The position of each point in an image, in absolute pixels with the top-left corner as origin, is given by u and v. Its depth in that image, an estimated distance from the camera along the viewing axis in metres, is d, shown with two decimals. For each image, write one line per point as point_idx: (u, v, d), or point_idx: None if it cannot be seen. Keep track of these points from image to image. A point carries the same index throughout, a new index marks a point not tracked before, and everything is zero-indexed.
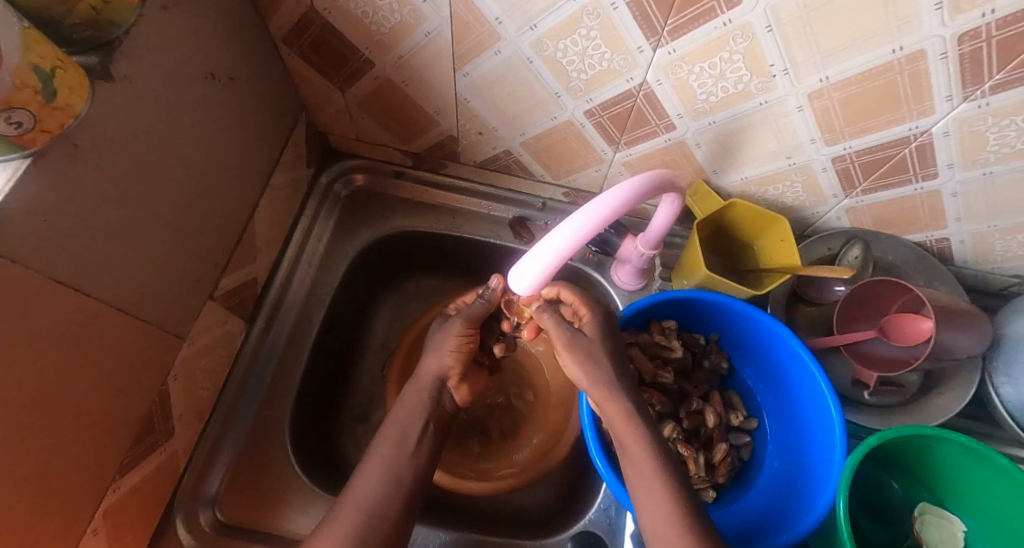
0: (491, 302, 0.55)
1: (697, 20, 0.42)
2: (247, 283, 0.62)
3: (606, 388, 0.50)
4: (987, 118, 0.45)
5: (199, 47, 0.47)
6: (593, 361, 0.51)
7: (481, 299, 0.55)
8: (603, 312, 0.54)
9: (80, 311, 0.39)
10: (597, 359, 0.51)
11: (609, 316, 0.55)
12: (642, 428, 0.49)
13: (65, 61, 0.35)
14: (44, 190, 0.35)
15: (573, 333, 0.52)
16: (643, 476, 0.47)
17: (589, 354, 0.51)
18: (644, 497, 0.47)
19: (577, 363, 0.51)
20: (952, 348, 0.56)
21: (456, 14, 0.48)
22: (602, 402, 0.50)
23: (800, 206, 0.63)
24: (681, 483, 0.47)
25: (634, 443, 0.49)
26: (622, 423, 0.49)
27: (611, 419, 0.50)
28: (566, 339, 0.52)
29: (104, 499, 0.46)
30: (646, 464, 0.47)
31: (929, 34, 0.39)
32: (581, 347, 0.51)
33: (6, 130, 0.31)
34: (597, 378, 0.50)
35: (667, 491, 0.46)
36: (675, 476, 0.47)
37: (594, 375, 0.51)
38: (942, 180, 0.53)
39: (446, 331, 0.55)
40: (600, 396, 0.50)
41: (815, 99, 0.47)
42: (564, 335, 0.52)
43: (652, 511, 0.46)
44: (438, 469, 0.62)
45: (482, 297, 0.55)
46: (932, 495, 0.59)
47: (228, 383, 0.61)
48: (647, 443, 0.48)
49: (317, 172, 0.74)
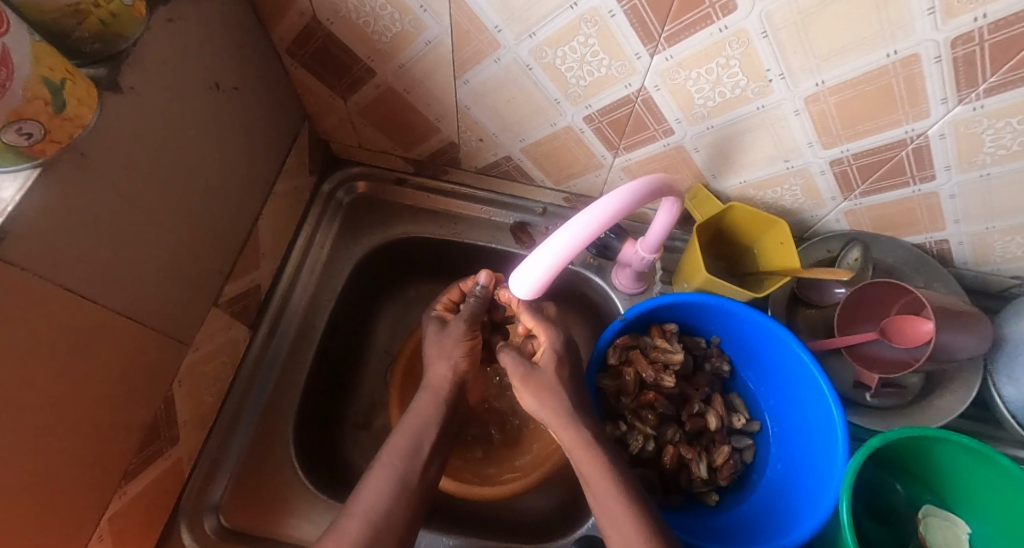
0: (484, 298, 0.57)
1: (693, 27, 0.43)
2: (250, 290, 0.62)
3: (563, 420, 0.51)
4: (982, 120, 0.45)
5: (203, 57, 0.48)
6: (550, 393, 0.52)
7: (475, 297, 0.57)
8: (560, 339, 0.56)
9: (88, 318, 0.40)
10: (553, 391, 0.53)
11: (568, 344, 0.56)
12: (601, 455, 0.49)
13: (75, 73, 0.35)
14: (53, 198, 0.36)
15: (530, 368, 0.54)
16: (603, 502, 0.47)
17: (545, 389, 0.53)
18: (608, 520, 0.46)
19: (534, 396, 0.53)
20: (954, 349, 0.56)
21: (456, 22, 0.49)
22: (560, 433, 0.51)
23: (799, 209, 0.63)
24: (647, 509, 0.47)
25: (595, 471, 0.48)
26: (583, 454, 0.49)
27: (570, 449, 0.50)
28: (521, 374, 0.54)
29: (110, 505, 0.46)
30: (608, 492, 0.47)
31: (922, 38, 0.39)
32: (536, 380, 0.53)
33: (17, 140, 0.32)
34: (552, 408, 0.52)
35: (629, 507, 0.46)
36: (643, 503, 0.47)
37: (549, 408, 0.52)
38: (940, 182, 0.53)
39: None
40: (557, 427, 0.51)
41: (812, 103, 0.48)
42: (517, 367, 0.54)
43: (621, 534, 0.45)
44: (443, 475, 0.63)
45: (473, 296, 0.57)
46: (935, 497, 0.59)
47: (233, 389, 0.62)
48: (608, 469, 0.49)
49: (320, 179, 0.75)
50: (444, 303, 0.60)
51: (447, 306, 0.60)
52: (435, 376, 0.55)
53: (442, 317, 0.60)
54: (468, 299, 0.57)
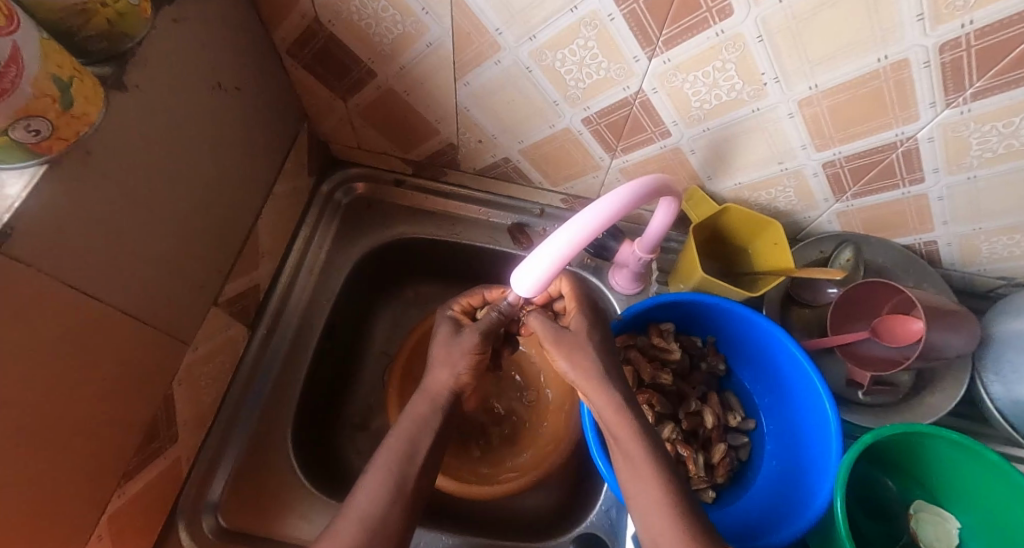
0: (508, 314, 0.54)
1: (690, 31, 0.44)
2: (249, 291, 0.62)
3: (595, 379, 0.50)
4: (969, 124, 0.47)
5: (206, 58, 0.48)
6: (581, 352, 0.51)
7: (498, 311, 0.54)
8: (590, 308, 0.55)
9: (90, 317, 0.40)
10: (582, 350, 0.51)
11: (598, 312, 0.55)
12: (630, 417, 0.48)
13: (82, 72, 0.36)
14: (57, 195, 0.36)
15: (559, 329, 0.52)
16: (635, 469, 0.47)
17: (577, 348, 0.51)
18: (635, 489, 0.46)
19: (564, 356, 0.51)
20: (943, 347, 0.58)
21: (457, 25, 0.49)
22: (590, 394, 0.50)
23: (792, 211, 0.64)
24: (675, 474, 0.47)
25: (626, 436, 0.48)
26: (612, 414, 0.49)
27: (600, 410, 0.49)
28: (553, 336, 0.52)
29: (109, 505, 0.46)
30: (637, 456, 0.47)
31: (912, 43, 0.41)
32: (566, 340, 0.52)
33: (24, 137, 0.32)
34: (582, 367, 0.50)
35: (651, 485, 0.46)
36: (671, 467, 0.47)
37: (581, 368, 0.50)
38: (929, 184, 0.55)
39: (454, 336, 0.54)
40: (588, 388, 0.50)
41: (805, 106, 0.49)
42: (549, 329, 0.52)
43: (644, 502, 0.45)
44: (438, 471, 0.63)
45: (498, 310, 0.54)
46: (926, 492, 0.60)
47: (231, 389, 0.62)
48: (637, 433, 0.48)
49: (319, 180, 0.75)
50: (463, 307, 0.59)
51: (466, 308, 0.60)
52: (439, 377, 0.55)
53: (458, 320, 0.58)
54: (490, 313, 0.54)
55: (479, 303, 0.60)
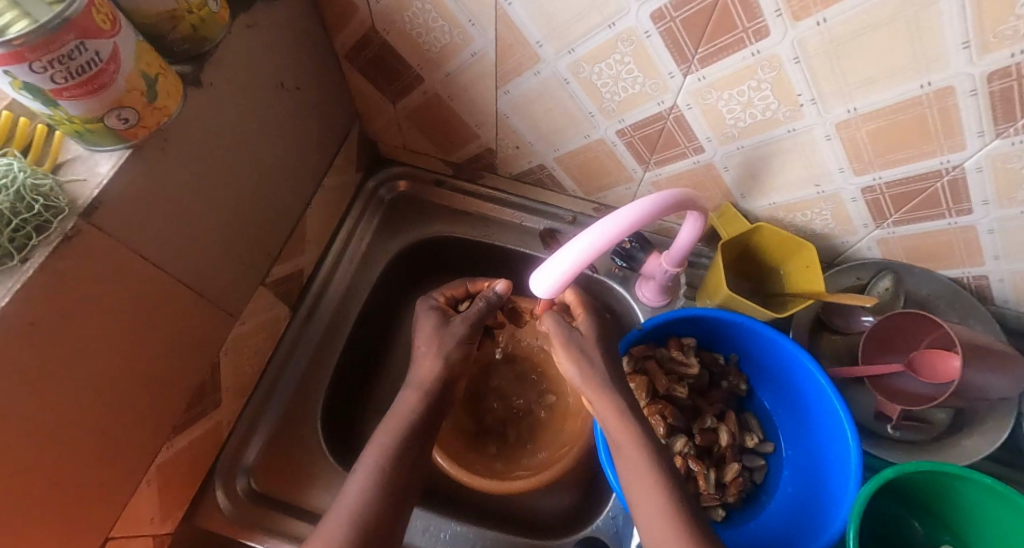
0: (495, 301, 0.59)
1: (725, 50, 0.45)
2: (294, 274, 0.67)
3: (600, 386, 0.52)
4: (1021, 156, 0.45)
5: (273, 61, 0.53)
6: (587, 358, 0.53)
7: (487, 299, 0.59)
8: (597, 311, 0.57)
9: (156, 285, 0.45)
10: (589, 355, 0.53)
11: (602, 318, 0.57)
12: (634, 428, 0.50)
13: (166, 69, 0.41)
14: (137, 177, 0.41)
15: (568, 331, 0.55)
16: (640, 478, 0.48)
17: (584, 353, 0.53)
18: (640, 503, 0.47)
19: (572, 361, 0.53)
20: (981, 389, 0.55)
21: (501, 37, 0.52)
22: (595, 401, 0.52)
23: (829, 234, 0.63)
24: (678, 488, 0.48)
25: (628, 445, 0.49)
26: (616, 422, 0.50)
27: (604, 418, 0.51)
28: (563, 338, 0.54)
29: (158, 455, 0.52)
30: (641, 466, 0.48)
31: (956, 71, 0.40)
32: (574, 344, 0.54)
33: (116, 125, 0.38)
34: (589, 376, 0.52)
35: (657, 492, 0.47)
36: (674, 480, 0.48)
37: (586, 373, 0.53)
38: (978, 216, 0.53)
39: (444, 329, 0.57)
40: (595, 396, 0.52)
41: (843, 129, 0.49)
42: (561, 331, 0.54)
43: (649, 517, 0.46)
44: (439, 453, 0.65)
45: (486, 298, 0.59)
46: (955, 539, 0.57)
47: (271, 364, 0.67)
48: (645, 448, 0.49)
49: (365, 176, 0.80)
50: (446, 297, 0.62)
51: (447, 298, 0.63)
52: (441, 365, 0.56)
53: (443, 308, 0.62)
54: (478, 301, 0.59)
55: (462, 294, 0.64)
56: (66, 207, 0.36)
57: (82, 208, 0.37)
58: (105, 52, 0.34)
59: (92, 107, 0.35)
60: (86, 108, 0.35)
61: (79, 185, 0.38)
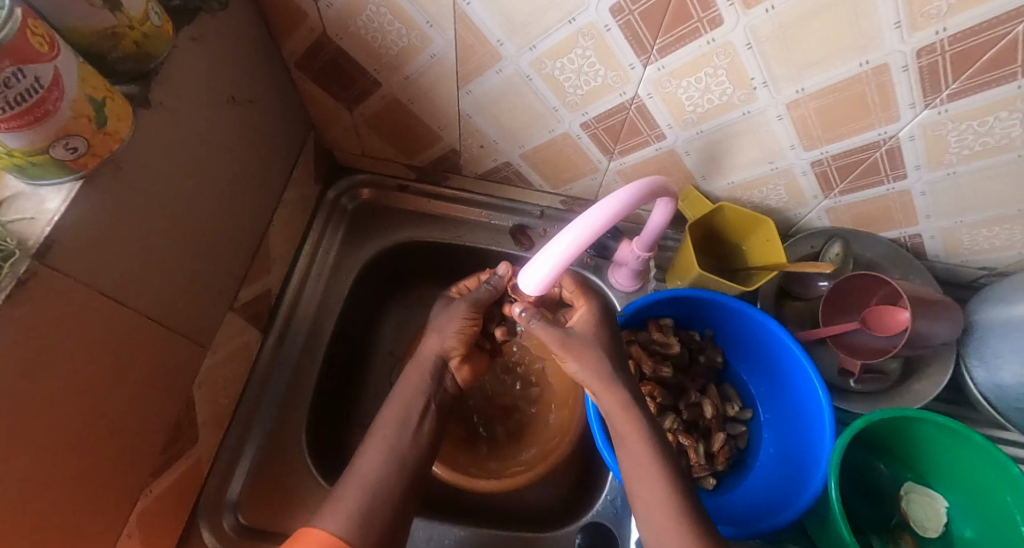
0: (497, 288, 0.57)
1: (683, 39, 0.47)
2: (262, 296, 0.64)
3: (607, 383, 0.52)
4: (947, 123, 0.49)
5: (222, 74, 0.51)
6: (590, 356, 0.53)
7: (488, 286, 0.57)
8: (599, 306, 0.57)
9: (121, 322, 0.42)
10: (593, 351, 0.53)
11: (605, 310, 0.57)
12: (638, 417, 0.51)
13: (113, 91, 0.38)
14: (92, 209, 0.38)
15: (565, 332, 0.54)
16: (639, 466, 0.49)
17: (587, 350, 0.53)
18: (640, 489, 0.49)
19: (576, 359, 0.53)
20: (929, 336, 0.60)
21: (460, 37, 0.52)
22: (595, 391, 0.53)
23: (783, 208, 0.67)
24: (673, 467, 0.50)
25: (629, 431, 0.51)
26: (619, 413, 0.51)
27: (609, 409, 0.52)
28: (560, 339, 0.53)
29: (138, 503, 0.48)
30: (641, 454, 0.50)
31: (891, 49, 0.44)
32: (576, 344, 0.53)
33: (63, 155, 0.34)
34: (593, 371, 0.52)
35: (659, 472, 0.49)
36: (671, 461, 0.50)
37: (590, 369, 0.53)
38: (912, 180, 0.57)
39: (453, 314, 0.57)
40: (600, 391, 0.52)
41: (794, 108, 0.52)
42: (556, 335, 0.53)
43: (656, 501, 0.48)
44: (438, 463, 0.65)
45: (489, 284, 0.57)
46: (915, 474, 0.63)
47: (246, 392, 0.63)
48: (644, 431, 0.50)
49: (325, 187, 0.77)
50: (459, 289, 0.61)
51: (462, 291, 0.62)
52: (440, 354, 0.56)
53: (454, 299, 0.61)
54: (481, 286, 0.58)
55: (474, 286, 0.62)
56: (16, 250, 0.33)
57: (33, 250, 0.34)
58: (46, 77, 0.31)
59: (35, 138, 0.32)
60: (29, 139, 0.32)
61: (27, 225, 0.35)
